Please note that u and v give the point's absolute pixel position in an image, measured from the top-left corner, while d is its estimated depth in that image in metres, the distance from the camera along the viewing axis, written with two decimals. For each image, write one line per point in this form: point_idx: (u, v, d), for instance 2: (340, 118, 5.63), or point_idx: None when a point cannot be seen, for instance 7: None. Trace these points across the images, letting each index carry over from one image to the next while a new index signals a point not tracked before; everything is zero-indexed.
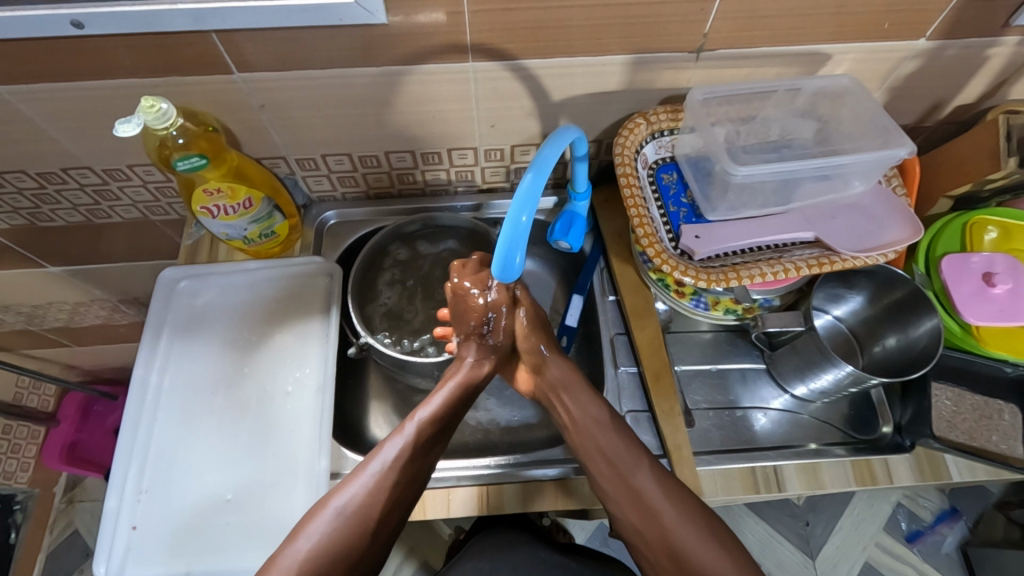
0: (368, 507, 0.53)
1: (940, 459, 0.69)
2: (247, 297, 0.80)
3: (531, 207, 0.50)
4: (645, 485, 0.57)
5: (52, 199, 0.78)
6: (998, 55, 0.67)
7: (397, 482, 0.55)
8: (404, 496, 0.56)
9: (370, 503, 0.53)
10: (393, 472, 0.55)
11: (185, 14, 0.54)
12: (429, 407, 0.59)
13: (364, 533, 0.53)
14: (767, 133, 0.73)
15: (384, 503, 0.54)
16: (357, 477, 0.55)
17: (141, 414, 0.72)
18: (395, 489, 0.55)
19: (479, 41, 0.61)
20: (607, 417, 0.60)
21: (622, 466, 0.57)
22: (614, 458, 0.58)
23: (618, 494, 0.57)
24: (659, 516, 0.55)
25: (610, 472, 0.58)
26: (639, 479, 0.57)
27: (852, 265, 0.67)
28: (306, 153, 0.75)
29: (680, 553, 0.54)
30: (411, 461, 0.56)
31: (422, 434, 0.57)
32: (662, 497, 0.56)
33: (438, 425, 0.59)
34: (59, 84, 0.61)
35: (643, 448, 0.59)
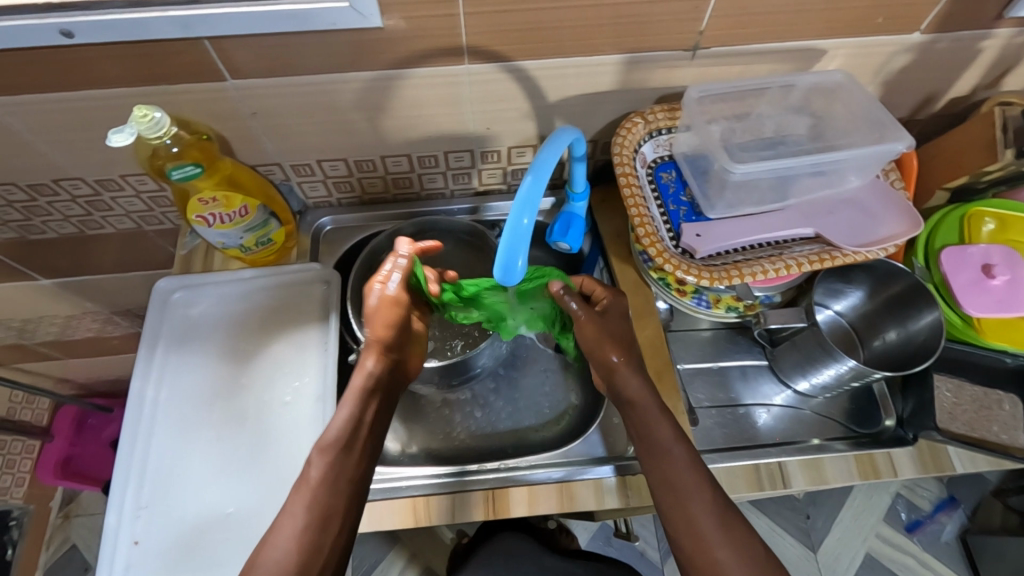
0: (287, 559, 0.49)
1: (943, 451, 0.70)
2: (240, 307, 0.79)
3: (532, 209, 0.50)
4: (704, 523, 0.54)
5: (42, 212, 0.77)
6: (990, 48, 0.67)
7: (308, 524, 0.51)
8: (329, 535, 0.52)
9: (285, 556, 0.50)
10: (302, 517, 0.52)
11: (176, 22, 0.53)
12: (325, 438, 0.56)
13: None
14: (761, 130, 0.71)
15: (303, 549, 0.50)
16: (272, 534, 0.51)
17: (138, 429, 0.71)
18: (307, 533, 0.51)
19: (474, 43, 0.60)
20: (675, 433, 0.59)
21: (683, 495, 0.56)
22: (673, 482, 0.56)
23: (676, 523, 0.55)
24: (713, 552, 0.53)
25: (670, 497, 0.56)
26: (696, 507, 0.55)
27: (852, 259, 0.68)
28: (300, 159, 0.74)
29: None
30: (320, 497, 0.53)
31: (321, 469, 0.54)
32: (720, 533, 0.54)
33: (336, 450, 0.55)
34: (47, 95, 0.60)
35: (706, 474, 0.57)
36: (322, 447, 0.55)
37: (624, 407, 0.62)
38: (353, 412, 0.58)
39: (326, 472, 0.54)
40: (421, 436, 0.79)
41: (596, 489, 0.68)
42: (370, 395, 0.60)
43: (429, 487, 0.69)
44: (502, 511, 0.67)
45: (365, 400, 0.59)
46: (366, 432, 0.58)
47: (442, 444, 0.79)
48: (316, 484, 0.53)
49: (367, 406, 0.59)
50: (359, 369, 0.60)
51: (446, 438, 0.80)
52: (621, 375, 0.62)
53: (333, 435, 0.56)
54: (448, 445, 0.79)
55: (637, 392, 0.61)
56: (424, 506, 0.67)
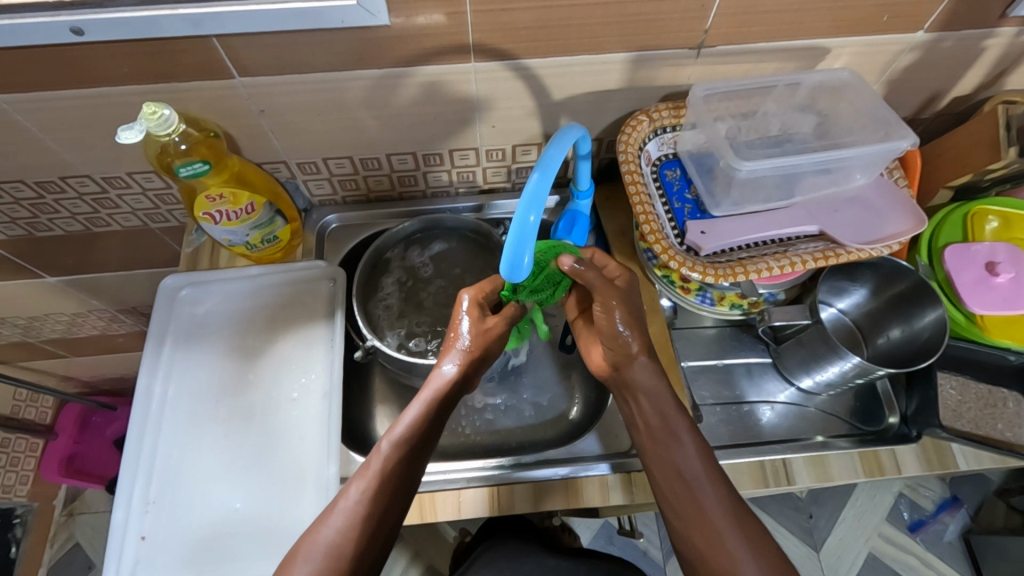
0: (344, 549, 0.50)
1: (947, 447, 0.70)
2: (249, 304, 0.80)
3: (538, 207, 0.50)
4: (713, 511, 0.54)
5: (49, 209, 0.78)
6: (994, 46, 0.67)
7: (368, 515, 0.52)
8: (383, 530, 0.53)
9: (342, 545, 0.51)
10: (365, 507, 0.53)
11: (186, 20, 0.53)
12: (397, 430, 0.57)
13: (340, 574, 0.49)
14: (767, 128, 0.73)
15: (357, 540, 0.51)
16: (329, 518, 0.52)
17: (146, 424, 0.71)
18: (366, 526, 0.52)
19: (480, 41, 0.61)
20: (685, 423, 0.59)
21: (693, 485, 0.56)
22: (682, 471, 0.57)
23: (685, 514, 0.55)
24: (725, 543, 0.53)
25: (678, 486, 0.56)
26: (707, 497, 0.55)
27: (856, 257, 0.67)
28: (306, 157, 0.75)
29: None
30: (383, 491, 0.54)
31: (388, 463, 0.55)
32: (729, 524, 0.54)
33: (408, 449, 0.56)
34: (56, 93, 0.60)
35: (714, 465, 0.57)
36: (393, 439, 0.56)
37: (629, 395, 0.61)
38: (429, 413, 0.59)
39: (391, 466, 0.55)
40: None
41: (601, 486, 0.68)
42: (445, 401, 0.60)
43: (436, 483, 0.69)
44: (507, 508, 0.67)
45: (442, 405, 0.60)
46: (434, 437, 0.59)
47: (447, 440, 0.79)
48: (381, 474, 0.54)
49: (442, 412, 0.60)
50: (440, 372, 0.61)
51: (450, 435, 0.80)
52: (637, 367, 0.61)
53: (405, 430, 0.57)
54: (453, 442, 0.79)
55: (652, 386, 0.60)
56: (430, 501, 0.67)
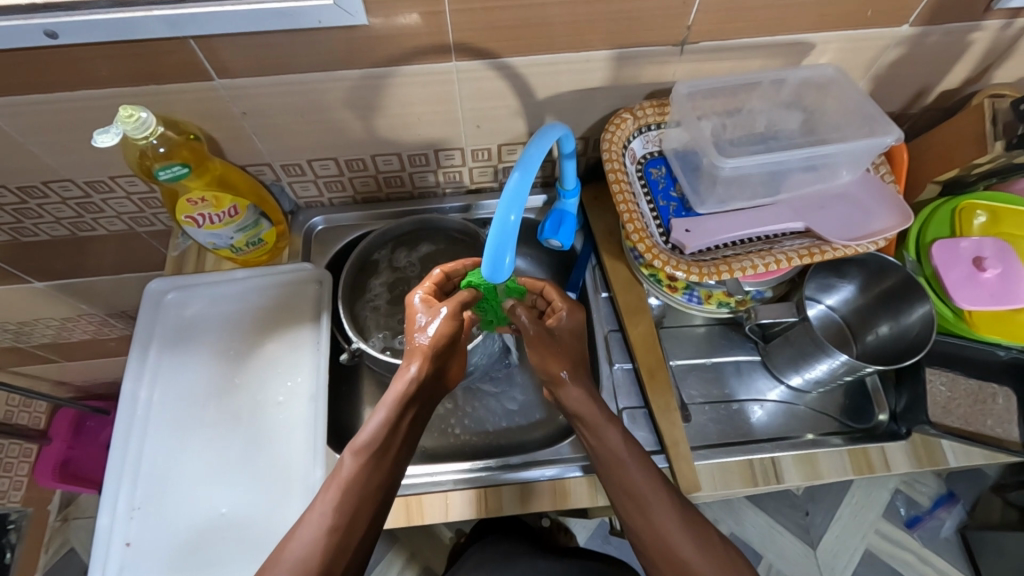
0: (311, 560, 0.51)
1: (936, 445, 0.70)
2: (234, 307, 0.79)
3: (518, 206, 0.49)
4: (667, 531, 0.55)
5: (33, 214, 0.77)
6: (980, 40, 0.67)
7: (334, 529, 0.52)
8: (354, 537, 0.53)
9: (309, 558, 0.51)
10: (330, 518, 0.53)
11: (161, 21, 0.53)
12: (359, 438, 0.56)
13: None
14: (753, 125, 0.72)
15: (322, 557, 0.51)
16: (296, 533, 0.52)
17: (131, 431, 0.71)
18: (333, 536, 0.52)
19: (461, 40, 0.60)
20: (626, 448, 0.58)
21: (644, 507, 0.56)
22: (634, 492, 0.57)
23: (643, 536, 0.56)
24: None
25: (631, 506, 0.57)
26: (659, 516, 0.56)
27: (842, 254, 0.67)
28: (290, 159, 0.74)
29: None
30: (349, 500, 0.54)
31: (353, 470, 0.55)
32: (684, 537, 0.55)
33: (371, 454, 0.55)
34: (34, 97, 0.60)
35: (662, 481, 0.58)
36: (356, 447, 0.55)
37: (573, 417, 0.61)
38: (391, 415, 0.57)
39: (356, 476, 0.54)
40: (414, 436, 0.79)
41: (589, 487, 0.68)
42: (410, 401, 0.58)
43: (423, 486, 0.69)
44: (495, 510, 0.67)
45: (406, 406, 0.58)
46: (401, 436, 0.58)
47: (435, 443, 0.79)
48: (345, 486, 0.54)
49: (407, 413, 0.58)
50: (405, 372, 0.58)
51: (440, 436, 0.79)
52: (565, 393, 0.60)
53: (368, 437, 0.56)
54: (442, 444, 0.79)
55: (584, 404, 0.59)
56: (417, 504, 0.67)
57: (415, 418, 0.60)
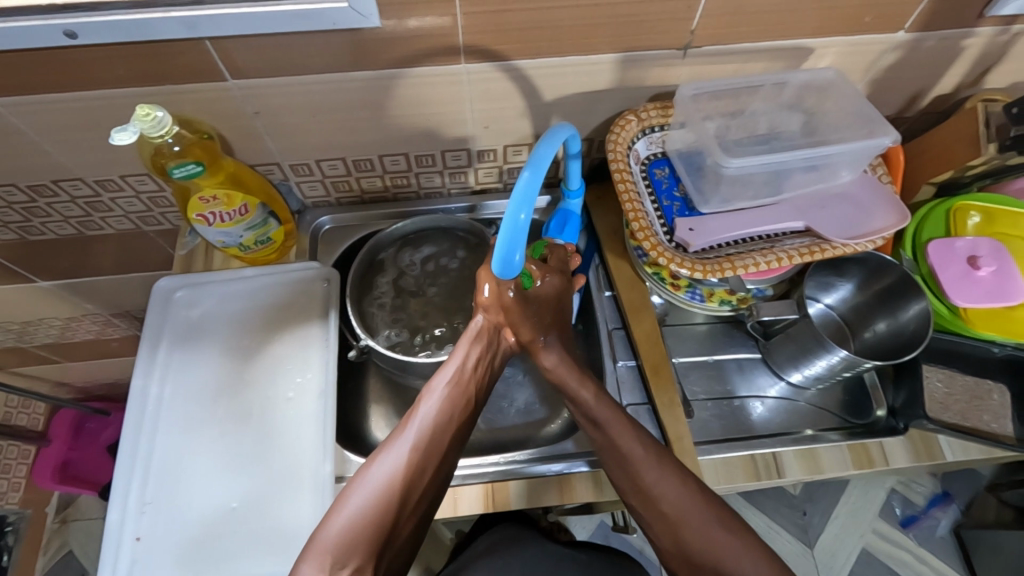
0: (395, 475, 0.54)
1: (934, 440, 0.71)
2: (244, 305, 0.80)
3: (528, 205, 0.50)
4: (642, 473, 0.57)
5: (43, 212, 0.78)
6: (974, 46, 0.69)
7: (416, 449, 0.55)
8: (432, 464, 0.56)
9: (393, 473, 0.54)
10: (413, 439, 0.56)
11: (180, 22, 0.54)
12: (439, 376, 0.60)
13: (389, 504, 0.53)
14: (755, 127, 0.73)
15: (406, 472, 0.54)
16: (379, 451, 0.56)
17: (142, 426, 0.71)
18: (415, 453, 0.55)
19: (471, 42, 0.62)
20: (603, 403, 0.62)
21: (623, 459, 0.59)
22: (612, 446, 0.60)
23: (625, 487, 0.59)
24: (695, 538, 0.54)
25: (610, 453, 0.60)
26: (637, 459, 0.58)
27: (841, 252, 0.69)
28: (300, 159, 0.75)
29: (693, 549, 0.54)
30: (428, 427, 0.57)
31: (435, 399, 0.58)
32: (661, 479, 0.57)
33: (450, 387, 0.59)
34: (52, 95, 0.60)
35: (638, 430, 0.60)
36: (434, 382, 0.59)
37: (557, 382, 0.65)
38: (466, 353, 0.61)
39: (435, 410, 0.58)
40: None
41: (593, 482, 0.69)
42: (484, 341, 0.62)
43: None
44: (502, 504, 0.68)
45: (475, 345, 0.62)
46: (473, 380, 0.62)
47: None
48: (424, 420, 0.57)
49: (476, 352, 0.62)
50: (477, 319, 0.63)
51: None
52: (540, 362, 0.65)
53: (447, 376, 0.60)
54: None
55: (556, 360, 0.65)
56: None
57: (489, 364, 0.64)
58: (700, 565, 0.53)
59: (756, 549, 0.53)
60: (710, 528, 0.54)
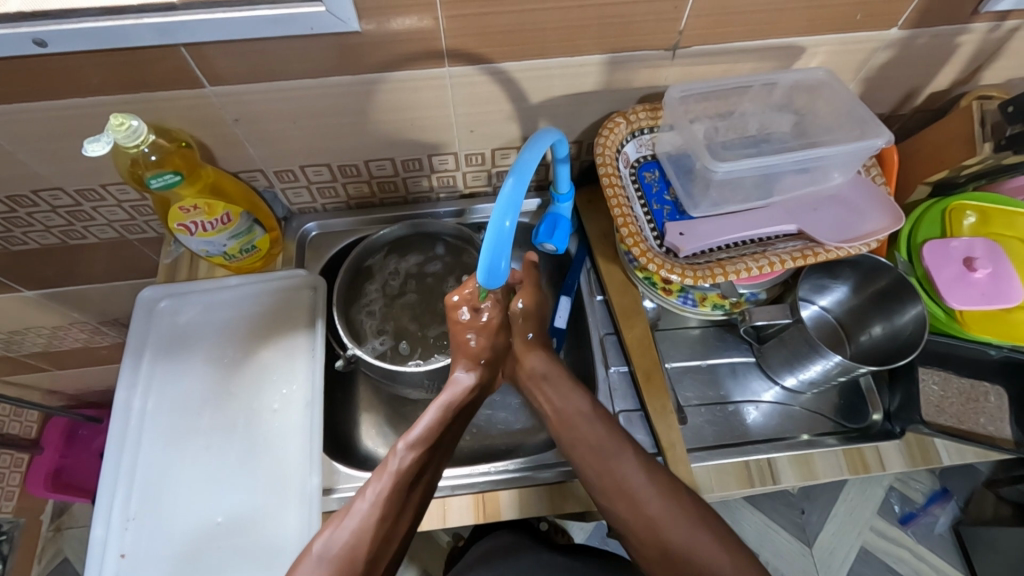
0: (361, 543, 0.53)
1: (931, 444, 0.70)
2: (230, 314, 0.79)
3: (514, 212, 0.49)
4: (621, 469, 0.59)
5: (24, 222, 0.76)
6: (968, 43, 0.68)
7: (383, 518, 0.55)
8: (396, 530, 0.56)
9: (360, 539, 0.53)
10: (382, 505, 0.55)
11: (153, 29, 0.53)
12: (411, 434, 0.60)
13: (354, 574, 0.52)
14: (745, 128, 0.72)
15: (373, 540, 0.53)
16: (346, 517, 0.54)
17: (124, 440, 0.70)
18: (382, 522, 0.54)
19: (453, 46, 0.60)
20: (590, 408, 0.63)
21: (601, 456, 0.60)
22: (596, 448, 0.61)
23: (608, 490, 0.59)
24: (658, 522, 0.56)
25: (593, 458, 0.61)
26: (620, 465, 0.59)
27: (835, 255, 0.67)
28: (283, 166, 0.74)
29: (670, 546, 0.56)
30: (399, 490, 0.56)
31: (409, 461, 0.58)
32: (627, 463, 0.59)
33: (422, 448, 0.59)
34: (25, 105, 0.59)
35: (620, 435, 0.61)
36: (408, 442, 0.59)
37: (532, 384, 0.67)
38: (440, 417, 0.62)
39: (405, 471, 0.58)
40: None
41: (586, 492, 0.68)
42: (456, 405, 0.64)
43: None
44: (492, 515, 0.67)
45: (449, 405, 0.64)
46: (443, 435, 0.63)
47: None
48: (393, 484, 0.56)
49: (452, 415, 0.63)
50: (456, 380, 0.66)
51: None
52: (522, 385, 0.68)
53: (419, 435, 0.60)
54: None
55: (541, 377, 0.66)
56: None
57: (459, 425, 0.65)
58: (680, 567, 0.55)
59: (737, 555, 0.55)
60: (693, 533, 0.55)
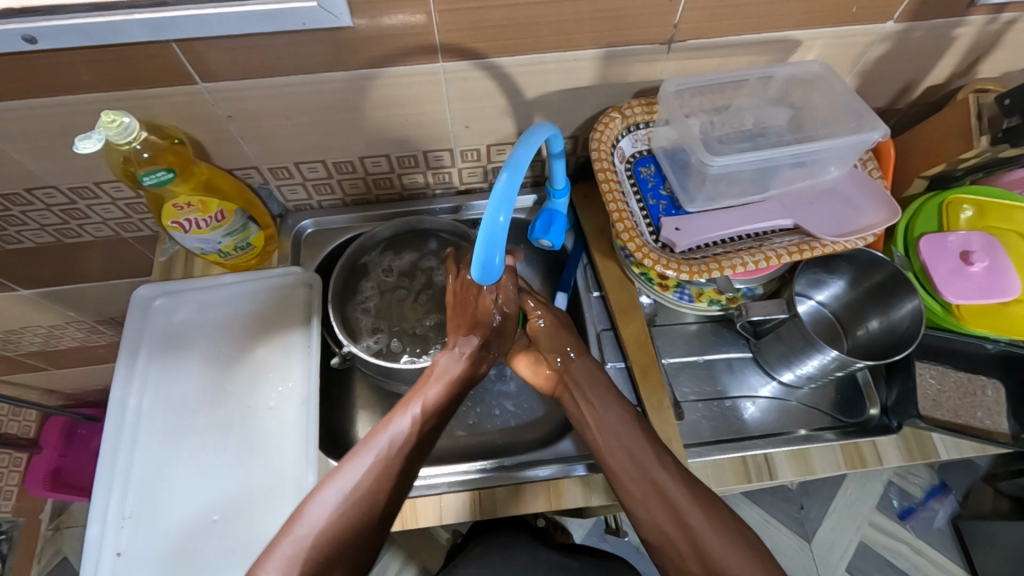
0: (381, 475, 0.54)
1: (928, 439, 0.70)
2: (226, 313, 0.79)
3: (507, 207, 0.49)
4: (659, 475, 0.57)
5: (17, 221, 0.76)
6: (965, 35, 0.67)
7: (403, 456, 0.56)
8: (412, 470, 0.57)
9: (382, 471, 0.55)
10: (403, 444, 0.57)
11: (143, 25, 0.52)
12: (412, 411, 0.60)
13: (374, 502, 0.53)
14: (741, 122, 0.72)
15: (394, 473, 0.55)
16: (370, 449, 0.56)
17: (119, 439, 0.70)
18: (400, 462, 0.56)
19: (447, 41, 0.60)
20: (625, 416, 0.61)
21: (637, 461, 0.58)
22: (632, 454, 0.59)
23: (643, 497, 0.57)
24: (697, 533, 0.54)
25: (632, 472, 0.58)
26: (661, 476, 0.57)
27: (831, 250, 0.67)
28: (277, 162, 0.74)
29: (712, 558, 0.52)
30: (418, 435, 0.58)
31: (429, 411, 0.61)
32: (663, 472, 0.57)
33: (439, 405, 0.62)
34: (17, 102, 0.59)
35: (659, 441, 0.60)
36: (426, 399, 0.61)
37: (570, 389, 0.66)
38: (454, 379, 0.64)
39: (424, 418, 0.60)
40: None
41: (582, 488, 0.68)
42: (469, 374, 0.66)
43: (416, 488, 0.68)
44: (489, 512, 0.67)
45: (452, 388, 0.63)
46: (442, 416, 0.62)
47: None
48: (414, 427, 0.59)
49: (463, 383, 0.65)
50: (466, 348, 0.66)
51: None
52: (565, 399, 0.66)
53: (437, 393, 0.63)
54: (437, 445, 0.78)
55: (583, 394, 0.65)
56: (411, 508, 0.66)
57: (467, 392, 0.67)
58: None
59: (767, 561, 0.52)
60: (727, 545, 0.53)
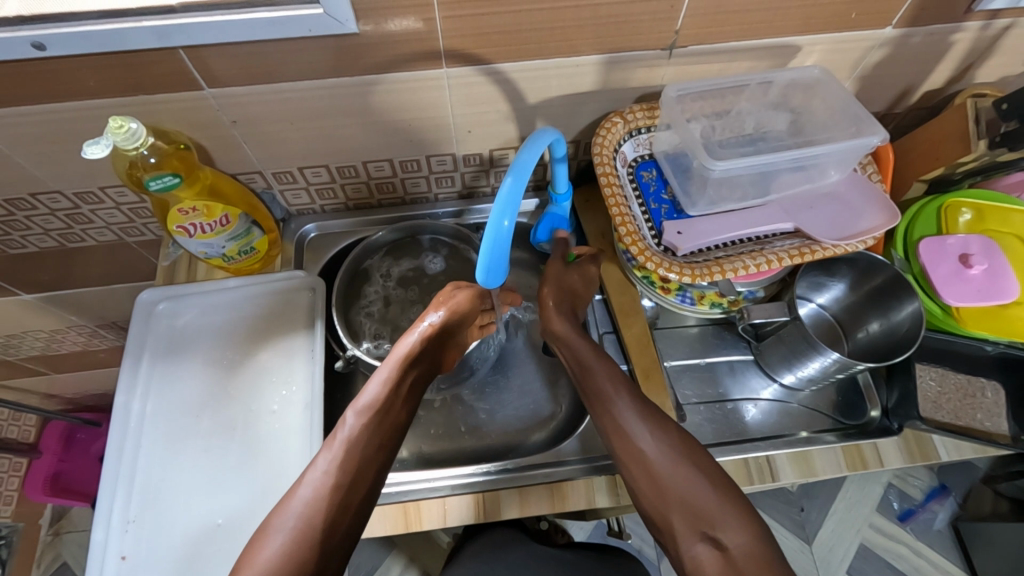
0: (315, 509, 0.52)
1: (928, 440, 0.71)
2: (228, 316, 0.79)
3: (512, 212, 0.50)
4: (622, 408, 0.60)
5: (22, 225, 0.76)
6: (963, 41, 0.68)
7: (336, 483, 0.54)
8: (355, 492, 0.55)
9: (311, 510, 0.52)
10: (333, 474, 0.54)
11: (150, 31, 0.53)
12: (361, 400, 0.60)
13: (313, 537, 0.51)
14: (742, 126, 0.74)
15: (329, 507, 0.53)
16: (298, 488, 0.54)
17: (124, 442, 0.70)
18: (336, 491, 0.54)
19: (451, 46, 0.60)
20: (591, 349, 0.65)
21: (602, 393, 0.62)
22: (598, 388, 0.62)
23: (608, 430, 0.61)
24: (656, 465, 0.57)
25: (597, 402, 0.62)
26: (622, 407, 0.60)
27: (833, 253, 0.67)
28: (281, 167, 0.74)
29: (670, 490, 0.56)
30: (350, 456, 0.56)
31: (356, 428, 0.58)
32: (627, 399, 0.61)
33: (372, 414, 0.59)
34: (23, 108, 0.59)
35: (623, 379, 0.63)
36: (355, 408, 0.59)
37: (560, 342, 0.67)
38: (388, 380, 0.61)
39: (358, 429, 0.58)
40: (412, 440, 0.79)
41: (586, 491, 0.68)
42: (410, 363, 0.63)
43: (420, 491, 0.69)
44: (493, 514, 0.67)
45: (406, 367, 0.63)
46: (387, 423, 0.60)
47: (434, 448, 0.79)
48: (340, 455, 0.56)
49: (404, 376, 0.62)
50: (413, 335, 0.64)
51: (438, 440, 0.79)
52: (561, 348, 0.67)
53: (367, 401, 0.60)
54: (439, 449, 0.78)
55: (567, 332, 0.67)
56: (415, 511, 0.66)
57: (415, 384, 0.64)
58: (669, 506, 0.56)
59: (727, 496, 0.55)
60: (690, 476, 0.56)
